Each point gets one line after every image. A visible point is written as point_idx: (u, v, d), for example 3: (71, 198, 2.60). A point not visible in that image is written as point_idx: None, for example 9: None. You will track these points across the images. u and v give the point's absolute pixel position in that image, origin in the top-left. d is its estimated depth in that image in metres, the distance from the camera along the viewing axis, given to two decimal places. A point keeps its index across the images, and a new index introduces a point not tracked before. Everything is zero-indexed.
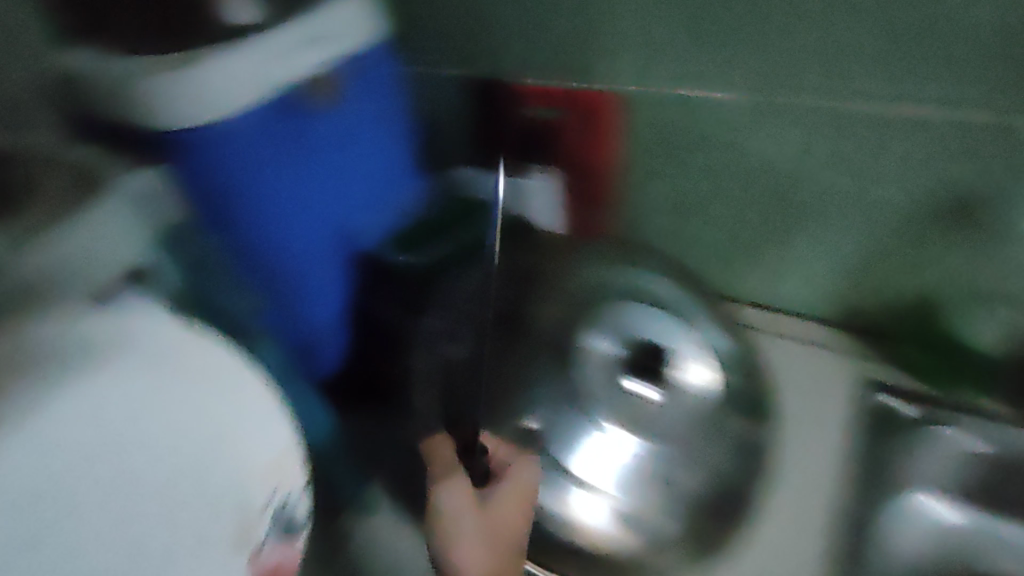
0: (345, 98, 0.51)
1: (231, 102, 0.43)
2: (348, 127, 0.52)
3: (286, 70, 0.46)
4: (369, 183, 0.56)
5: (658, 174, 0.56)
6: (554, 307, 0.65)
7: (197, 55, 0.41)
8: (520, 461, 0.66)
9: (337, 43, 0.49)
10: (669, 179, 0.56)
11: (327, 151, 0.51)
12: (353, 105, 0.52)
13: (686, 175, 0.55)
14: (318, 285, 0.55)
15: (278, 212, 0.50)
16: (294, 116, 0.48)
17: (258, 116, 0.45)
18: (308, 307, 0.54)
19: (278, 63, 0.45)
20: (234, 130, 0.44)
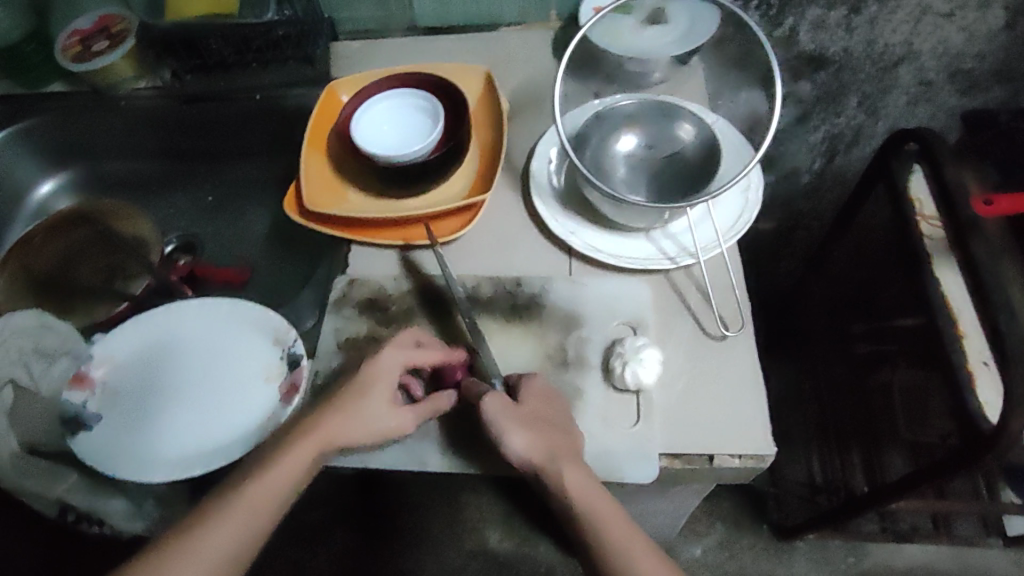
0: (187, 328, 0.68)
1: (130, 343, 0.67)
2: (181, 324, 0.68)
3: (125, 340, 0.67)
4: (368, 107, 0.73)
5: (136, 418, 0.63)
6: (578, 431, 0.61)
7: (105, 352, 0.67)
8: (634, 120, 0.71)
9: (178, 307, 0.69)
10: (147, 431, 0.62)
11: (217, 310, 0.68)
12: (165, 331, 0.68)
13: (147, 412, 0.63)
14: (363, 137, 0.72)
15: (389, 53, 0.85)
16: (145, 325, 0.68)
17: (164, 314, 0.69)
18: (364, 137, 0.72)
19: (125, 329, 0.68)
20: (179, 306, 0.69)
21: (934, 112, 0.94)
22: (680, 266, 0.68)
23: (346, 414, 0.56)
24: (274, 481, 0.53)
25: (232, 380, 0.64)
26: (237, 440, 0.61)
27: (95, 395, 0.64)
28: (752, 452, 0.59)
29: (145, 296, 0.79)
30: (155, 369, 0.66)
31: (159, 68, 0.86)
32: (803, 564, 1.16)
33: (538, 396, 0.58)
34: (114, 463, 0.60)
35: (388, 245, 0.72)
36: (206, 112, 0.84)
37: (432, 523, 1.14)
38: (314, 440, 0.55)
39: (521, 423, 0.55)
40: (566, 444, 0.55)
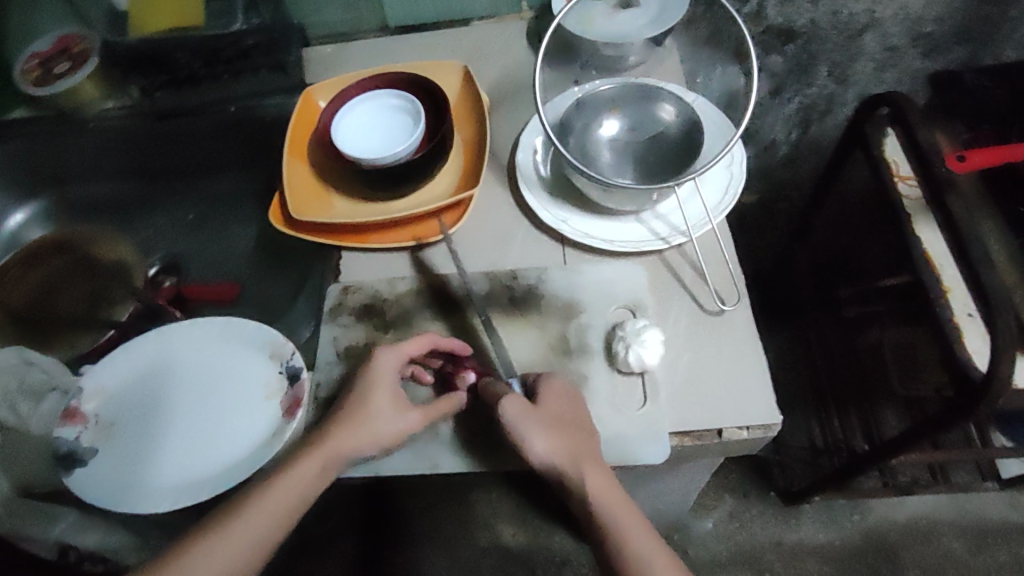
0: (177, 351, 0.66)
1: (120, 372, 0.66)
2: (171, 347, 0.66)
3: (114, 369, 0.66)
4: (347, 112, 0.73)
5: (136, 448, 0.62)
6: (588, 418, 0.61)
7: (94, 383, 0.65)
8: (616, 103, 0.71)
9: (166, 330, 0.67)
10: (149, 460, 0.61)
11: (207, 331, 0.67)
12: (155, 357, 0.66)
13: (146, 441, 0.62)
14: (344, 141, 0.71)
15: (361, 55, 0.84)
16: (133, 352, 0.66)
17: (152, 340, 0.67)
18: (345, 141, 0.71)
19: (113, 359, 0.66)
20: (167, 330, 0.67)
21: (900, 77, 0.95)
22: (672, 246, 0.68)
23: (356, 425, 0.56)
24: (280, 497, 0.53)
25: (229, 402, 0.63)
26: (243, 460, 0.60)
27: (89, 429, 0.63)
28: (759, 422, 0.60)
29: (132, 321, 0.76)
30: (149, 396, 0.64)
31: (127, 86, 0.85)
32: (812, 526, 1.18)
33: (555, 397, 0.58)
34: (119, 496, 0.59)
35: (379, 249, 0.71)
36: (180, 128, 0.83)
37: (444, 525, 1.14)
38: (321, 454, 0.55)
39: (545, 424, 0.55)
40: (583, 444, 0.55)
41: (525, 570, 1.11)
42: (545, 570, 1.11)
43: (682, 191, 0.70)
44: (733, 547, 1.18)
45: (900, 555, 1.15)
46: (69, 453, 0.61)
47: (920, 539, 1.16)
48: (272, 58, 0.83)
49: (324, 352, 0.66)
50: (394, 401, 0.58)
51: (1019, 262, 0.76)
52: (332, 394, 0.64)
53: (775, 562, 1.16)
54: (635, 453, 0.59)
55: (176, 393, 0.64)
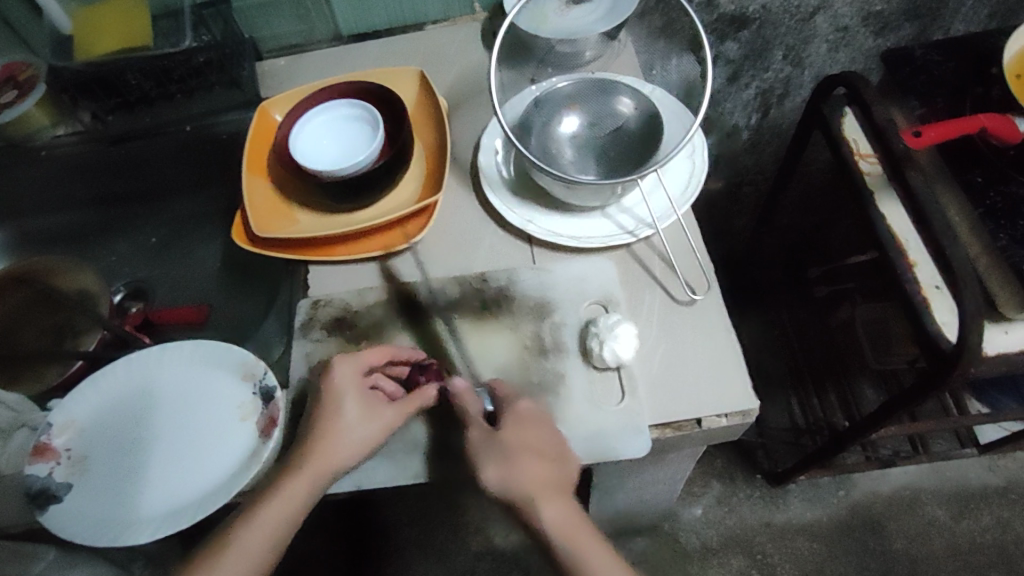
0: (149, 379, 0.64)
1: (89, 404, 0.63)
2: (142, 375, 0.64)
3: (83, 401, 0.63)
4: (304, 126, 0.72)
5: (112, 481, 0.60)
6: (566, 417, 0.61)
7: (62, 418, 0.62)
8: (574, 101, 0.71)
9: (135, 358, 0.65)
10: (127, 493, 0.59)
11: (178, 355, 0.65)
12: (125, 386, 0.64)
13: (122, 473, 0.60)
14: (303, 157, 0.71)
15: (317, 66, 0.84)
16: (102, 383, 0.64)
17: (120, 368, 0.65)
18: (304, 156, 0.71)
19: (80, 391, 0.63)
20: (136, 356, 0.65)
21: (854, 55, 0.97)
22: (640, 238, 0.69)
23: (330, 438, 0.56)
24: (269, 517, 0.54)
25: (205, 425, 0.62)
26: (225, 484, 0.58)
27: (61, 466, 0.60)
28: (737, 408, 0.60)
29: (100, 350, 0.72)
30: (122, 427, 0.62)
31: (77, 111, 0.83)
32: (799, 505, 1.19)
33: (524, 422, 0.58)
34: (99, 532, 0.57)
35: (345, 262, 0.70)
36: (137, 152, 0.82)
37: (435, 534, 1.14)
38: (307, 472, 0.55)
39: (506, 461, 0.56)
40: (549, 480, 0.56)
41: (519, 572, 1.11)
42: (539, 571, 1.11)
43: (646, 183, 0.70)
44: (724, 531, 1.19)
45: (886, 526, 1.17)
46: (41, 492, 0.58)
47: (904, 508, 1.18)
48: (225, 74, 0.81)
49: (297, 369, 0.65)
50: (362, 403, 0.58)
51: (980, 230, 0.77)
52: (307, 411, 0.63)
53: (766, 543, 1.17)
54: (618, 449, 0.59)
55: (150, 422, 0.62)
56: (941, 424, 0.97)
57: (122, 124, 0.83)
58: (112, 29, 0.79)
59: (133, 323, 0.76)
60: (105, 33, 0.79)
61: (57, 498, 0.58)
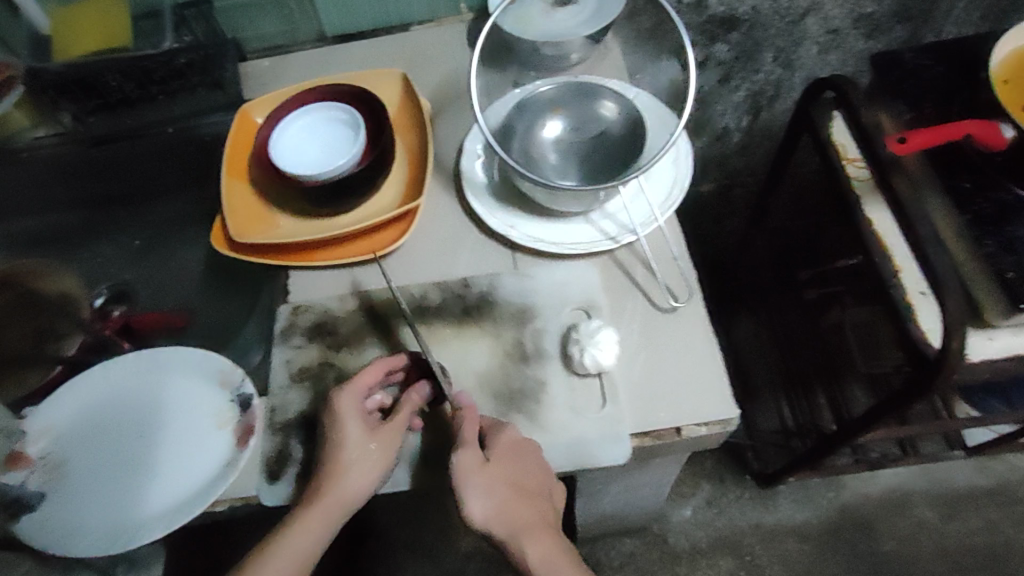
0: (124, 385, 0.63)
1: (64, 410, 0.63)
2: (118, 381, 0.64)
3: (58, 407, 0.63)
4: (286, 130, 0.71)
5: (86, 489, 0.59)
6: (547, 423, 0.60)
7: (37, 425, 0.62)
8: (556, 105, 0.71)
9: (111, 364, 0.64)
10: (99, 501, 0.59)
11: (154, 361, 0.64)
12: (100, 392, 0.63)
13: (96, 480, 0.59)
14: (284, 161, 0.69)
15: (300, 68, 0.83)
16: (77, 389, 0.63)
17: (96, 374, 0.64)
18: (286, 159, 0.70)
19: (56, 397, 0.63)
20: (112, 363, 0.64)
21: (845, 58, 0.96)
22: (622, 245, 0.68)
23: (343, 470, 0.55)
24: (290, 551, 0.55)
25: (177, 433, 0.61)
26: (198, 493, 0.58)
27: (34, 473, 0.60)
28: (717, 418, 0.60)
29: (81, 355, 0.71)
30: (96, 433, 0.62)
31: (58, 113, 0.83)
32: (788, 507, 1.19)
33: (509, 452, 0.56)
34: (72, 540, 0.57)
35: (325, 268, 0.70)
36: (118, 153, 0.82)
37: (424, 534, 1.14)
38: (325, 507, 0.55)
39: (498, 494, 0.56)
40: (532, 516, 0.58)
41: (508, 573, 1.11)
42: None
43: (630, 189, 0.70)
44: (713, 532, 1.19)
45: (875, 529, 1.17)
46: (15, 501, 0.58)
47: (893, 511, 1.18)
48: (206, 75, 0.81)
49: (278, 374, 0.65)
50: (369, 432, 0.57)
51: (966, 236, 0.77)
52: (287, 416, 0.62)
53: (754, 544, 1.17)
54: (600, 455, 0.59)
55: (124, 428, 0.62)
56: (929, 427, 0.97)
57: (105, 125, 0.83)
58: (91, 28, 0.80)
59: (111, 314, 0.76)
60: (84, 32, 0.80)
61: (31, 506, 0.58)
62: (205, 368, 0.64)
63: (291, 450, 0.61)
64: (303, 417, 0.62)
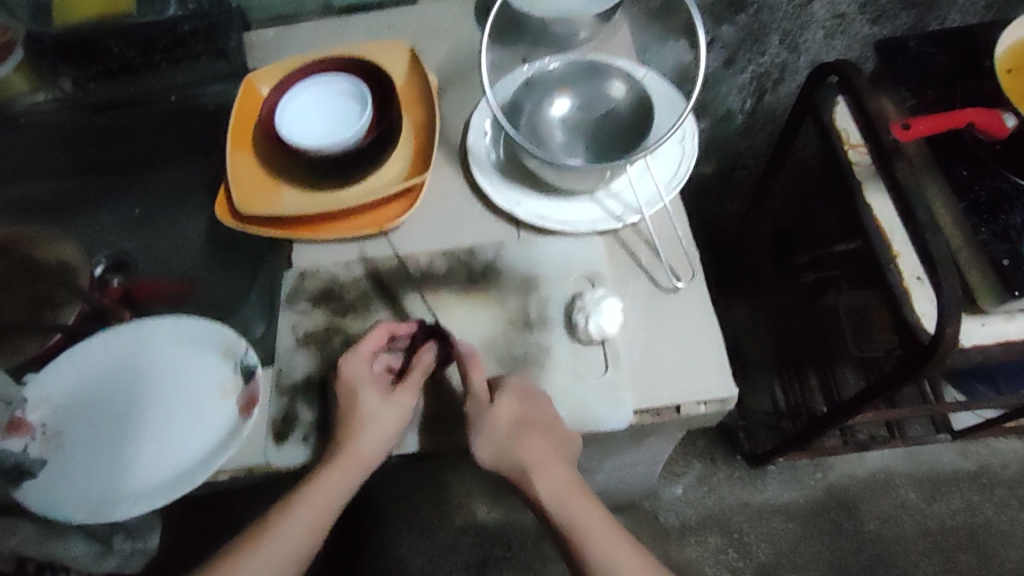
0: (126, 354, 0.64)
1: (65, 377, 0.63)
2: (119, 350, 0.64)
3: (59, 374, 0.63)
4: (293, 101, 0.70)
5: (89, 456, 0.59)
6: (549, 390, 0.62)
7: (39, 392, 0.62)
8: (563, 83, 0.70)
9: (112, 333, 0.64)
10: (102, 468, 0.59)
11: (156, 331, 0.64)
12: (101, 361, 0.63)
13: (98, 448, 0.60)
14: (291, 133, 0.69)
15: (307, 38, 0.82)
16: (77, 357, 0.63)
17: (97, 343, 0.64)
18: (293, 131, 0.69)
19: (57, 364, 0.63)
20: (113, 332, 0.64)
21: (850, 43, 0.97)
22: (626, 225, 0.69)
23: (361, 424, 0.57)
24: (314, 505, 0.55)
25: (179, 404, 0.62)
26: (202, 461, 0.59)
27: (36, 440, 0.60)
28: (715, 396, 0.61)
29: (80, 323, 0.70)
30: (98, 402, 0.62)
31: (57, 78, 0.82)
32: (777, 486, 1.22)
33: (519, 395, 0.57)
34: (76, 505, 0.57)
35: (330, 239, 0.70)
36: (118, 121, 0.81)
37: (421, 507, 1.16)
38: (348, 462, 0.56)
39: (510, 435, 0.56)
40: (551, 450, 0.56)
41: (502, 546, 1.13)
42: (522, 544, 1.13)
43: (634, 168, 0.70)
44: (703, 510, 1.21)
45: (859, 509, 1.20)
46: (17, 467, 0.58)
47: (878, 492, 1.21)
48: (211, 44, 0.80)
49: (285, 337, 0.65)
50: (383, 391, 0.59)
51: (964, 224, 0.78)
52: (293, 381, 0.63)
53: (743, 522, 1.20)
54: (601, 421, 0.60)
55: (127, 396, 0.62)
56: (916, 411, 0.99)
57: (109, 91, 0.82)
58: None
59: (110, 283, 0.76)
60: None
61: (34, 472, 0.59)
62: (207, 337, 0.64)
63: (299, 413, 0.62)
64: (310, 379, 0.63)
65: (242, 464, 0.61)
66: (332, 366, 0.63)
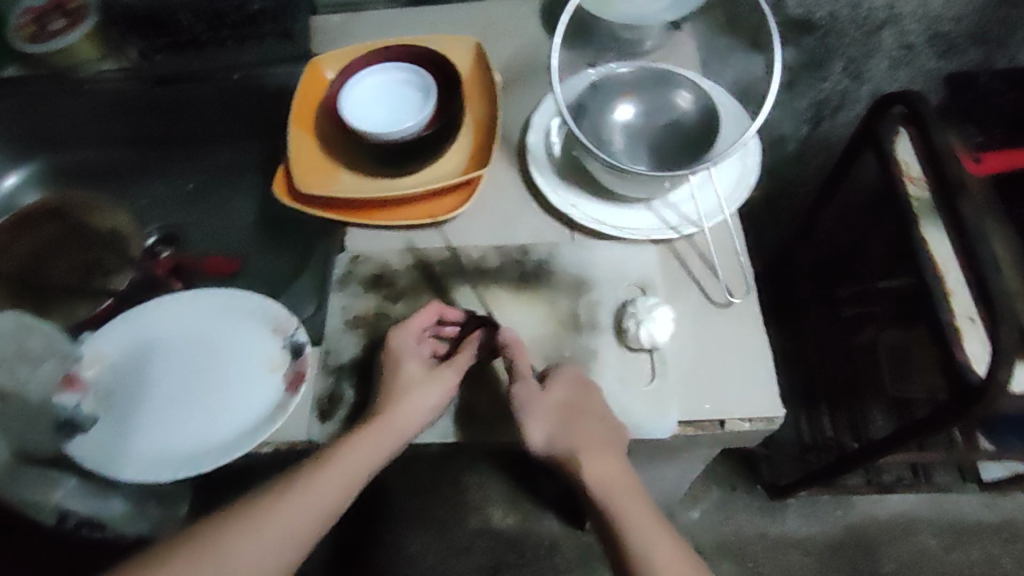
0: (178, 321, 0.64)
1: (117, 339, 0.63)
2: (171, 316, 0.64)
3: (111, 335, 0.63)
4: (359, 87, 0.71)
5: (137, 418, 0.60)
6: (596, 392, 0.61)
7: (91, 351, 0.62)
8: (629, 89, 0.70)
9: (166, 299, 0.65)
10: (149, 431, 0.59)
11: (209, 300, 0.65)
12: (153, 325, 0.64)
13: (146, 410, 0.60)
14: (354, 117, 0.69)
15: (374, 26, 0.82)
16: (130, 320, 0.64)
17: (150, 308, 0.65)
18: (356, 115, 0.69)
19: (111, 325, 0.63)
20: (167, 298, 0.65)
21: (914, 76, 0.94)
22: (683, 236, 0.68)
23: (404, 395, 0.57)
24: (348, 463, 0.54)
25: (228, 371, 0.62)
26: (247, 432, 0.59)
27: (86, 398, 0.60)
28: (762, 414, 0.60)
29: (129, 291, 0.71)
30: (148, 365, 0.62)
31: (124, 48, 0.83)
32: (797, 520, 1.19)
33: (569, 383, 0.58)
34: (122, 465, 0.57)
35: (384, 225, 0.70)
36: (181, 95, 0.80)
37: (436, 507, 1.15)
38: (386, 426, 0.56)
39: (557, 419, 0.56)
40: (598, 435, 0.56)
41: (514, 553, 1.12)
42: (534, 553, 1.12)
43: (695, 179, 0.69)
44: (720, 537, 1.19)
45: (879, 552, 1.17)
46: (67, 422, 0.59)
47: (901, 536, 1.18)
48: (278, 25, 0.80)
49: (333, 318, 0.65)
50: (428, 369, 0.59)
51: None
52: (340, 363, 0.63)
53: (760, 553, 1.17)
54: (645, 428, 0.60)
55: (176, 362, 0.62)
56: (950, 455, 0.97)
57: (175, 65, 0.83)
58: None
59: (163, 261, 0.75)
60: None
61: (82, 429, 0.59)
62: (257, 312, 0.64)
63: (343, 393, 0.62)
64: (356, 361, 0.63)
65: (281, 441, 0.61)
66: (378, 351, 0.63)
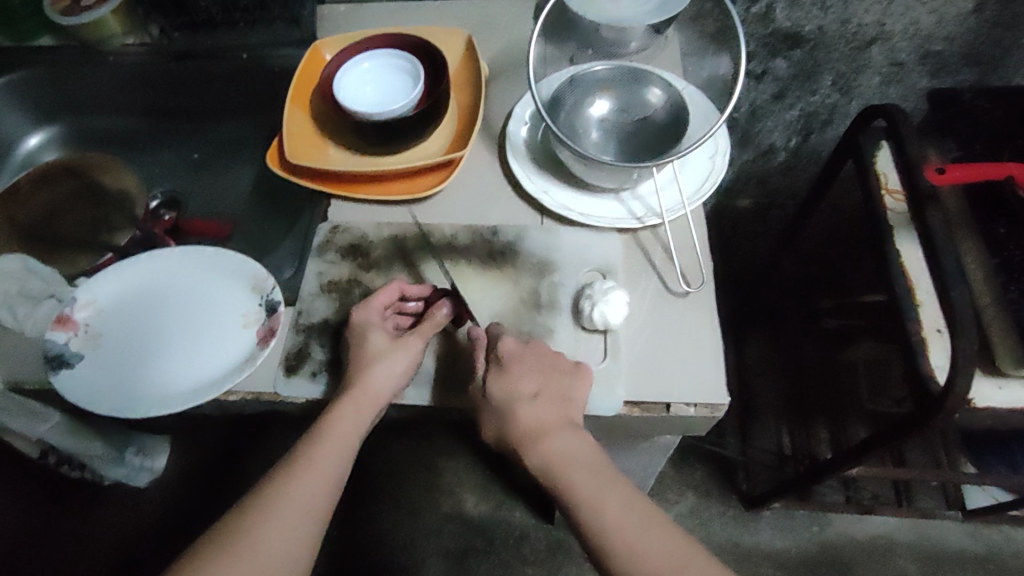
0: (167, 275, 0.69)
1: (110, 287, 0.68)
2: (162, 270, 0.69)
3: (105, 282, 0.68)
4: (353, 70, 0.75)
5: (120, 358, 0.64)
6: None
7: (85, 295, 0.67)
8: (606, 85, 0.73)
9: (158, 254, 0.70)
10: (130, 370, 0.63)
11: (197, 258, 0.69)
12: (145, 278, 0.69)
13: (129, 352, 0.64)
14: (346, 98, 0.74)
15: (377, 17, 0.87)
16: (123, 270, 0.69)
17: (143, 261, 0.69)
18: (347, 96, 0.74)
19: (105, 274, 0.68)
20: (160, 253, 0.70)
21: (906, 92, 0.97)
22: (647, 227, 0.71)
23: (370, 361, 0.60)
24: (336, 435, 0.57)
25: (209, 325, 0.66)
26: (220, 378, 0.63)
27: (74, 336, 0.65)
28: (706, 401, 0.62)
29: (128, 246, 0.76)
30: (135, 312, 0.67)
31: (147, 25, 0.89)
32: (769, 532, 1.20)
33: (532, 355, 0.59)
34: (101, 398, 0.61)
35: (366, 200, 0.74)
36: (196, 69, 0.86)
37: (412, 489, 1.18)
38: (359, 395, 0.59)
39: (515, 387, 0.57)
40: (560, 414, 0.57)
41: (482, 539, 1.15)
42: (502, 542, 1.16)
43: (663, 173, 0.73)
44: None
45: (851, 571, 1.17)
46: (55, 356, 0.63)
47: (873, 556, 1.17)
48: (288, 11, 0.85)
49: (309, 281, 0.69)
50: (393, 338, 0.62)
51: (993, 283, 0.77)
52: (310, 322, 0.67)
53: (729, 562, 1.18)
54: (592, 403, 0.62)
55: (162, 311, 0.67)
56: (926, 474, 0.96)
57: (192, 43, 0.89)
58: None
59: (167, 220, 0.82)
60: None
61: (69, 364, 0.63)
62: (238, 270, 0.68)
63: (311, 351, 0.66)
64: (326, 323, 0.67)
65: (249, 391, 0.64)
66: (347, 315, 0.67)
